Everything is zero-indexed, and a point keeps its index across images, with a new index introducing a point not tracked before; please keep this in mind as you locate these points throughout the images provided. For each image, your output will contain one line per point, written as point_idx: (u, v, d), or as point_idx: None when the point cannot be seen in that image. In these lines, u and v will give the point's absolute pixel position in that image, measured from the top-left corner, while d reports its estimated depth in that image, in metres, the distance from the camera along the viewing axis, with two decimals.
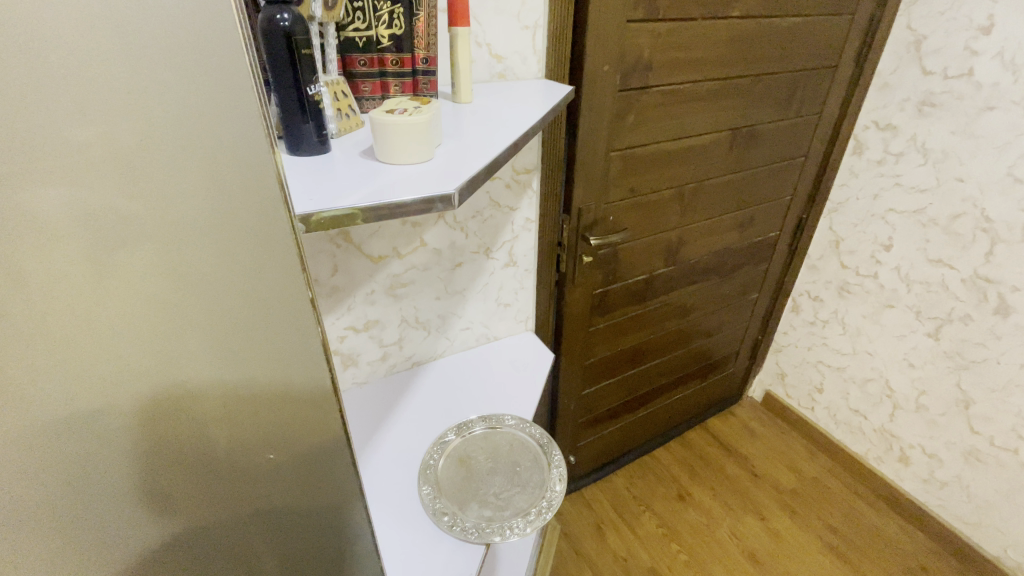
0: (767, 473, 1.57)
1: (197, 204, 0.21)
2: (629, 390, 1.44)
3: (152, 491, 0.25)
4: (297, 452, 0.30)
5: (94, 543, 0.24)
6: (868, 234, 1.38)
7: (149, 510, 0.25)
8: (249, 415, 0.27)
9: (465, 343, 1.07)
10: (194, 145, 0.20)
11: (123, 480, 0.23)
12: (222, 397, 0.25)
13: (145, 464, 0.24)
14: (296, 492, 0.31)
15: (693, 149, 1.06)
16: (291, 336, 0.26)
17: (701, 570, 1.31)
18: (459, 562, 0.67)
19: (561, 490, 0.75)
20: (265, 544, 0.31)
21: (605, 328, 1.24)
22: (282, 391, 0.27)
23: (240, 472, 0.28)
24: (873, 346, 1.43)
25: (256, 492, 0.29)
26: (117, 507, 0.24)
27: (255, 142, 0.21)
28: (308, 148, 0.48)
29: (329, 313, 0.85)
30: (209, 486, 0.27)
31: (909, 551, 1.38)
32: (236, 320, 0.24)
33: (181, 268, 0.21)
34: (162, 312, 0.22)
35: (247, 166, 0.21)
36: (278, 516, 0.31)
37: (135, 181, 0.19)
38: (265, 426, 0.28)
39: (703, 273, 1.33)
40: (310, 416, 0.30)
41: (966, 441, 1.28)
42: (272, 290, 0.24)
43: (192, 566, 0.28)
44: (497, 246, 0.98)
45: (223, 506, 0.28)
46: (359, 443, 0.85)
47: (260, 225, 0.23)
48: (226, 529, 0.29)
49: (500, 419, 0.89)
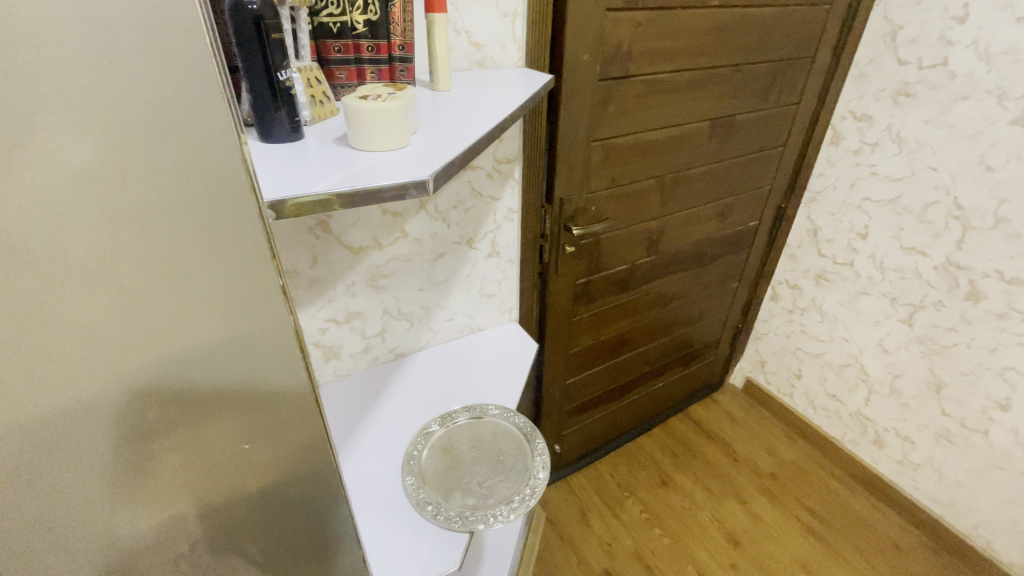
0: (747, 458, 1.60)
1: (160, 193, 0.21)
2: (613, 379, 1.45)
3: (124, 482, 0.25)
4: (273, 444, 0.30)
5: (67, 534, 0.24)
6: (844, 223, 1.40)
7: (129, 498, 0.25)
8: (223, 405, 0.27)
9: (449, 334, 1.07)
10: (159, 135, 0.20)
11: (96, 470, 0.24)
12: (199, 388, 0.26)
13: (119, 454, 0.24)
14: (273, 483, 0.32)
15: (674, 139, 1.07)
16: (263, 324, 0.26)
17: (685, 553, 1.34)
18: (442, 551, 0.67)
19: (544, 477, 0.75)
20: (242, 531, 0.31)
21: (588, 318, 1.25)
22: (255, 380, 0.28)
23: (216, 464, 0.28)
24: (849, 333, 1.47)
25: (233, 481, 0.29)
26: (94, 494, 0.24)
27: (221, 131, 0.22)
28: (279, 135, 0.47)
29: (308, 305, 0.84)
30: (186, 476, 0.27)
31: (882, 530, 1.42)
32: (211, 311, 0.24)
33: (148, 257, 0.22)
34: (131, 301, 0.22)
35: (212, 157, 0.22)
36: (254, 507, 0.31)
37: (98, 172, 0.19)
38: (241, 415, 0.28)
39: (684, 262, 1.34)
40: (287, 405, 0.30)
41: (938, 423, 1.32)
42: (246, 281, 0.25)
43: (166, 553, 0.28)
44: (479, 236, 0.97)
45: (200, 497, 0.28)
46: (341, 436, 0.85)
47: (228, 215, 0.23)
48: (201, 520, 0.29)
49: (483, 409, 0.89)
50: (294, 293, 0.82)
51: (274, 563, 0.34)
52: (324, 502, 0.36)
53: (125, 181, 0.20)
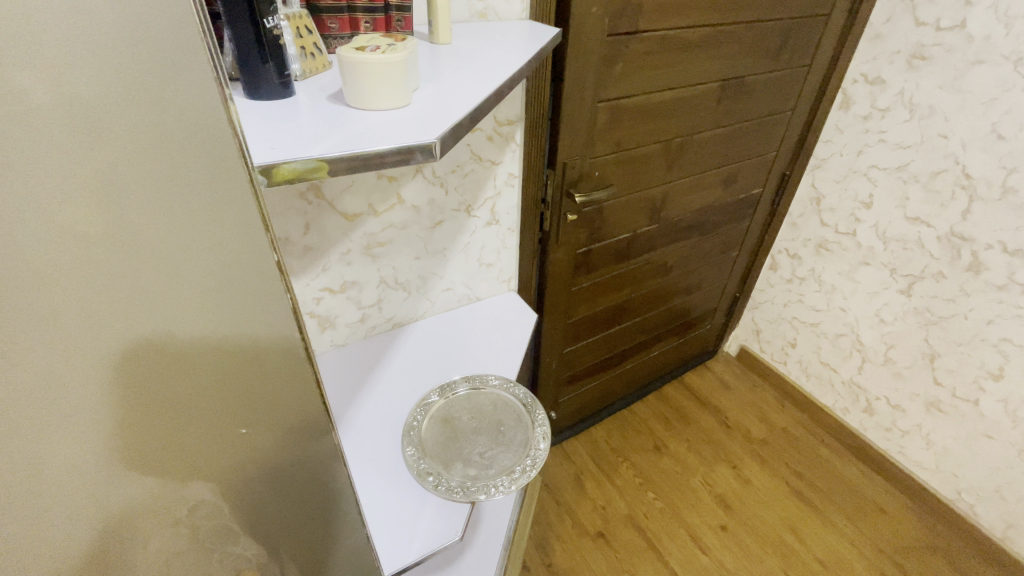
0: (739, 424, 1.62)
1: (133, 161, 0.18)
2: (610, 347, 1.45)
3: (116, 471, 0.23)
4: (268, 424, 0.29)
5: (59, 529, 0.22)
6: (849, 191, 1.38)
7: (125, 482, 0.24)
8: (217, 391, 0.25)
9: (447, 304, 1.05)
10: (129, 92, 0.18)
11: (88, 458, 0.22)
12: (193, 370, 0.24)
13: (107, 443, 0.23)
14: (267, 461, 0.30)
15: (681, 101, 1.02)
16: (257, 303, 0.24)
17: (676, 515, 1.37)
18: (443, 521, 0.68)
19: (545, 448, 0.74)
20: (237, 508, 0.30)
21: (588, 287, 1.23)
22: (251, 362, 0.26)
23: (211, 448, 0.27)
24: (847, 303, 1.46)
25: (227, 462, 0.28)
26: (90, 481, 0.23)
27: (203, 88, 0.19)
28: (269, 91, 0.43)
29: (302, 273, 0.81)
30: (183, 459, 0.26)
31: (869, 494, 1.46)
32: (201, 286, 0.22)
33: (124, 233, 0.19)
34: (108, 280, 0.20)
35: (193, 119, 0.19)
36: (251, 484, 0.30)
37: (61, 139, 0.17)
38: (237, 398, 0.26)
39: (685, 231, 1.31)
40: (284, 387, 0.28)
41: (929, 392, 1.34)
42: (239, 255, 0.22)
43: (163, 536, 0.27)
44: (478, 203, 0.94)
45: (195, 479, 0.27)
46: (338, 407, 0.83)
47: (214, 185, 0.20)
48: (197, 501, 0.28)
49: (483, 379, 0.87)
50: (287, 262, 0.79)
51: (270, 539, 0.33)
52: (321, 475, 0.35)
53: (93, 147, 0.17)
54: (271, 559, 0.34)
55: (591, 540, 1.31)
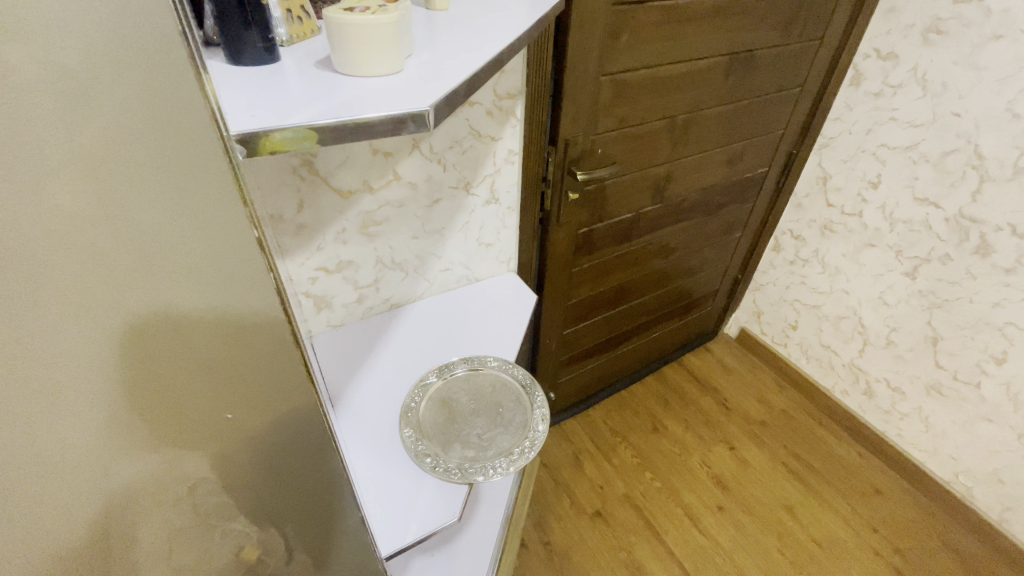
0: (738, 406, 1.62)
1: (108, 135, 0.18)
2: (610, 329, 1.44)
3: (110, 451, 0.24)
4: (257, 409, 0.28)
5: (56, 503, 0.23)
6: (857, 171, 1.35)
7: (118, 463, 0.24)
8: (206, 370, 0.25)
9: (445, 284, 1.03)
10: (99, 65, 0.17)
11: (82, 433, 0.22)
12: (180, 350, 0.24)
13: (99, 418, 0.23)
14: (259, 446, 0.30)
15: (688, 75, 0.98)
16: (242, 283, 0.24)
17: (673, 495, 1.38)
18: (442, 503, 0.68)
19: (544, 430, 0.74)
20: (233, 489, 0.30)
21: (589, 268, 1.21)
22: (238, 342, 0.26)
23: (198, 430, 0.27)
24: (850, 285, 1.45)
25: (215, 446, 0.28)
26: (86, 458, 0.23)
27: (172, 61, 0.19)
28: (251, 56, 0.40)
29: (297, 251, 0.80)
30: (171, 441, 0.26)
31: (866, 475, 1.46)
32: (187, 267, 0.22)
33: (104, 208, 0.19)
34: (89, 255, 0.20)
35: (166, 95, 0.19)
36: (241, 469, 0.30)
37: (37, 112, 0.17)
38: (226, 379, 0.26)
39: (689, 211, 1.29)
40: (274, 369, 0.28)
41: (930, 375, 1.33)
42: (222, 233, 0.22)
43: (156, 518, 0.27)
44: (477, 180, 0.91)
45: (185, 461, 0.27)
46: (336, 388, 0.83)
47: (198, 168, 0.21)
48: (187, 484, 0.28)
49: (482, 360, 0.86)
50: (281, 241, 0.77)
51: (268, 519, 0.34)
52: (317, 460, 0.34)
53: (80, 124, 0.18)
54: (267, 540, 0.34)
55: (589, 518, 1.32)
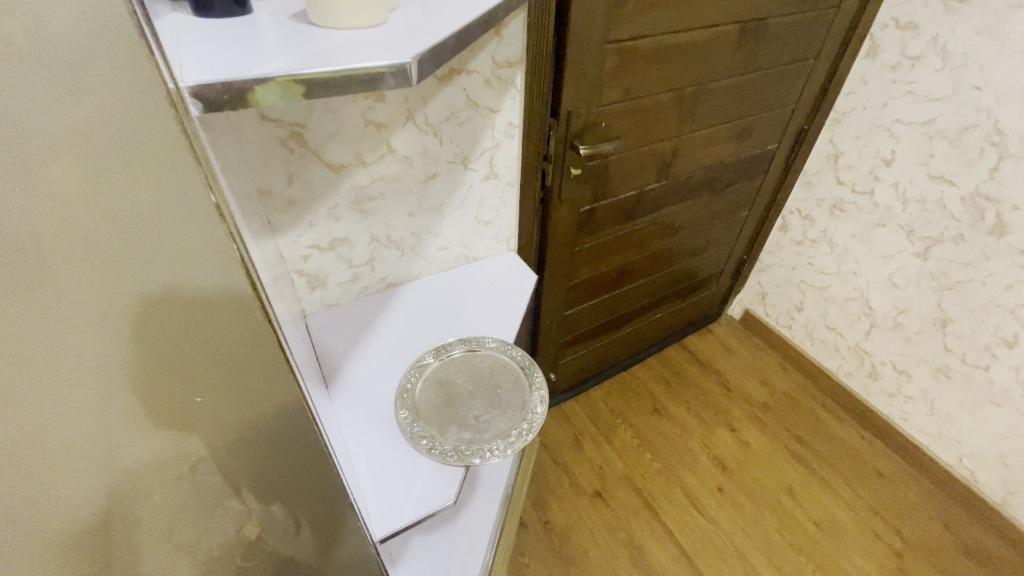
0: (740, 387, 1.60)
1: (80, 118, 0.19)
2: (612, 310, 1.41)
3: (106, 426, 0.25)
4: (233, 393, 0.30)
5: (62, 476, 0.25)
6: (870, 147, 1.30)
7: (112, 438, 0.26)
8: (188, 363, 0.27)
9: (444, 264, 1.00)
10: (64, 48, 0.18)
11: (83, 410, 0.24)
12: (163, 335, 0.25)
13: (91, 420, 0.25)
14: (237, 427, 0.32)
15: (697, 45, 0.94)
16: (213, 275, 0.25)
17: (673, 476, 1.37)
18: (438, 486, 0.66)
19: (543, 412, 0.72)
20: (222, 465, 0.32)
21: (591, 247, 1.18)
22: (216, 332, 0.27)
23: (179, 411, 0.28)
24: (859, 266, 1.41)
25: (195, 426, 0.29)
26: (85, 432, 0.25)
27: (94, 61, 0.19)
28: (219, 8, 0.37)
29: (288, 228, 0.77)
30: (157, 419, 0.27)
31: (868, 458, 1.45)
32: (166, 255, 0.23)
33: (75, 226, 0.20)
34: (69, 272, 0.21)
35: (99, 103, 0.19)
36: (221, 448, 0.32)
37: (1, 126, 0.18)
38: (208, 368, 0.27)
39: (695, 189, 1.25)
40: (251, 353, 0.29)
41: (938, 358, 1.31)
42: (193, 222, 0.23)
43: (145, 492, 0.29)
44: (476, 155, 0.87)
45: (169, 439, 0.29)
46: (330, 369, 0.81)
47: (167, 155, 0.21)
48: (171, 463, 0.29)
49: (480, 341, 0.84)
50: (271, 217, 0.74)
51: (265, 485, 0.37)
52: (305, 430, 0.37)
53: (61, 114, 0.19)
54: (264, 503, 0.38)
55: (589, 498, 1.31)
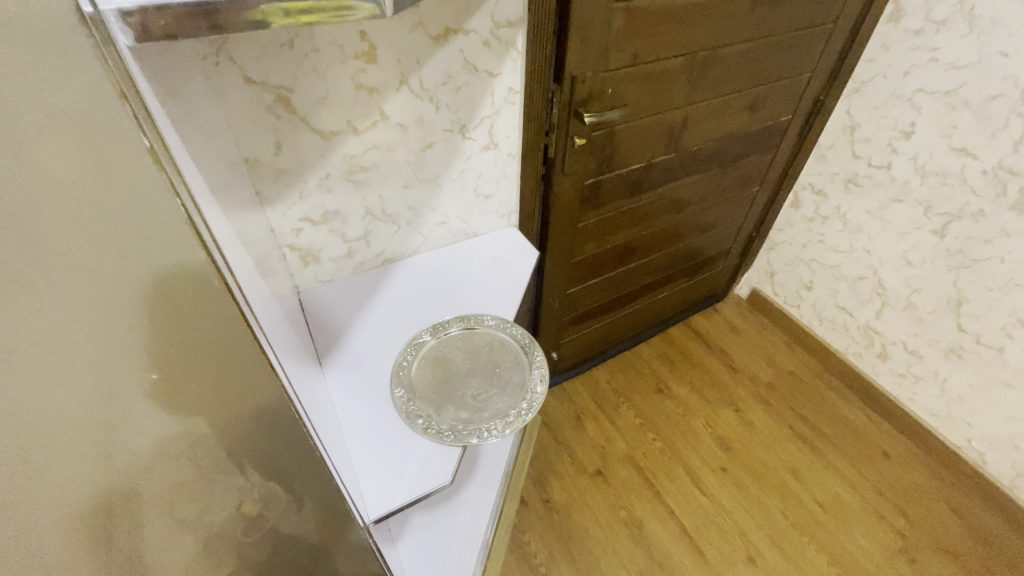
0: (745, 367, 1.57)
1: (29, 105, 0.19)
2: (616, 288, 1.38)
3: (100, 423, 0.25)
4: (222, 383, 0.29)
5: (57, 471, 0.25)
6: (888, 118, 1.25)
7: (107, 434, 0.26)
8: (155, 355, 0.26)
9: (442, 239, 0.97)
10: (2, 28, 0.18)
11: (76, 407, 0.24)
12: (145, 329, 0.25)
13: (87, 417, 0.25)
14: (230, 418, 0.31)
15: (711, 5, 0.88)
16: (164, 258, 0.23)
17: (675, 455, 1.35)
18: (434, 466, 0.64)
19: (543, 391, 0.70)
20: (219, 453, 0.32)
21: (596, 223, 1.13)
22: (181, 319, 0.25)
23: (171, 404, 0.28)
24: (872, 243, 1.37)
25: (189, 419, 0.29)
26: (81, 430, 0.25)
27: (27, 45, 0.18)
28: None
29: (277, 199, 0.74)
30: (150, 413, 0.27)
31: (873, 438, 1.42)
32: (138, 247, 0.23)
33: (7, 223, 0.19)
34: (31, 269, 0.20)
35: (28, 83, 0.18)
36: (215, 440, 0.31)
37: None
38: (178, 358, 0.26)
39: (705, 162, 1.19)
40: (226, 341, 0.28)
41: (951, 338, 1.27)
42: (156, 211, 0.22)
43: (142, 488, 0.29)
44: (475, 123, 0.83)
45: (164, 434, 0.28)
46: (324, 348, 0.78)
47: (117, 141, 0.20)
48: (167, 456, 0.29)
49: (478, 319, 0.81)
50: (259, 187, 0.71)
51: (267, 462, 0.36)
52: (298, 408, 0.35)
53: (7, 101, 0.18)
54: (269, 476, 0.37)
55: (590, 477, 1.30)
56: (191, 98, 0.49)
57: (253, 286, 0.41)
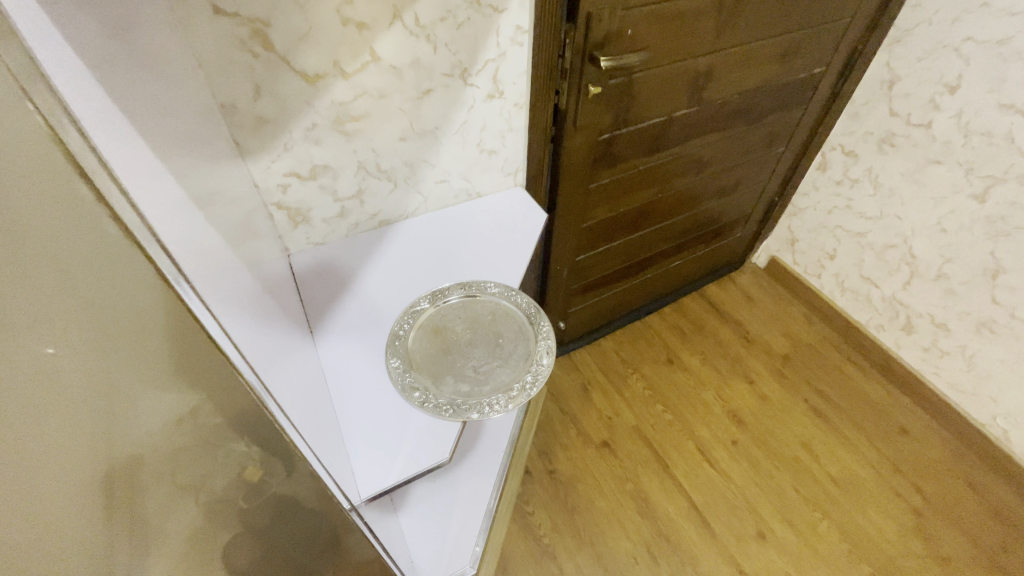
0: (761, 338, 1.51)
1: None
2: (629, 255, 1.31)
3: (90, 408, 0.26)
4: (189, 359, 0.26)
5: (61, 462, 0.25)
6: (931, 71, 1.13)
7: (101, 420, 0.26)
8: (117, 336, 0.25)
9: (443, 199, 0.90)
10: None
11: (68, 395, 0.25)
12: (103, 310, 0.24)
13: (79, 403, 0.25)
14: (207, 391, 0.29)
15: None
16: (66, 220, 0.21)
17: (686, 429, 1.31)
18: (431, 443, 0.60)
19: (549, 364, 0.64)
20: (208, 424, 0.30)
21: (609, 184, 1.05)
22: (118, 293, 0.23)
23: (154, 382, 0.27)
24: (904, 209, 1.28)
25: (172, 395, 0.28)
26: (73, 417, 0.25)
27: None
28: None
29: (259, 151, 0.67)
30: (137, 395, 0.27)
31: (892, 414, 1.37)
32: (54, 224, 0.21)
33: None
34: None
35: None
36: (202, 412, 0.29)
37: None
38: (136, 334, 0.25)
39: (729, 118, 1.10)
40: (173, 320, 0.24)
41: (982, 311, 1.20)
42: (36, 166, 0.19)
43: (147, 464, 0.29)
44: (477, 67, 0.75)
45: (155, 412, 0.28)
46: (315, 316, 0.73)
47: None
48: (163, 433, 0.29)
49: (481, 286, 0.75)
50: (239, 137, 0.64)
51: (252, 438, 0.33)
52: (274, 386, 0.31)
53: None
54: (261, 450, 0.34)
55: (596, 449, 1.27)
56: (145, 25, 0.42)
57: (209, 244, 0.34)
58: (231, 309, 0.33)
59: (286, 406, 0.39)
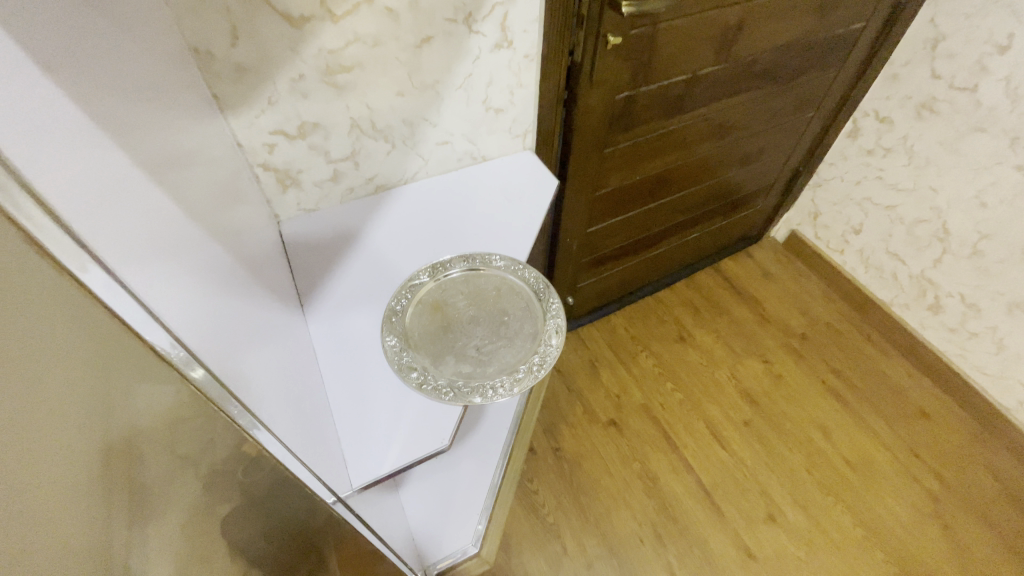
0: (777, 316, 1.45)
1: None
2: (643, 226, 1.24)
3: (100, 443, 0.21)
4: (137, 368, 0.22)
5: (79, 511, 0.20)
6: (982, 29, 1.03)
7: (109, 455, 0.22)
8: (99, 358, 0.21)
9: (445, 162, 0.83)
10: None
11: (77, 432, 0.20)
12: (82, 332, 0.20)
13: (87, 439, 0.21)
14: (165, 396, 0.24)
15: None
16: None
17: (695, 408, 1.27)
18: (428, 429, 0.55)
19: (558, 345, 0.59)
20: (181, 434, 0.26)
21: (625, 149, 0.98)
22: (71, 311, 0.19)
23: (143, 402, 0.23)
24: (940, 181, 1.19)
25: (161, 415, 0.24)
26: (86, 456, 0.21)
27: None
28: None
29: (240, 106, 0.60)
30: (136, 420, 0.23)
31: (912, 396, 1.32)
32: None
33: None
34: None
35: None
36: (174, 422, 0.25)
37: None
38: (107, 352, 0.21)
39: (757, 78, 1.01)
40: (105, 337, 0.20)
41: (1017, 292, 1.13)
42: None
43: (150, 497, 0.25)
44: (483, 12, 0.67)
45: (155, 434, 0.24)
46: (306, 289, 0.67)
47: None
48: (161, 457, 0.25)
49: (485, 259, 0.69)
50: (215, 88, 0.57)
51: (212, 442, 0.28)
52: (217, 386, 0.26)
53: None
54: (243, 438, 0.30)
55: (603, 428, 1.23)
56: None
57: (160, 206, 0.29)
58: (181, 282, 0.27)
59: (257, 395, 0.34)
